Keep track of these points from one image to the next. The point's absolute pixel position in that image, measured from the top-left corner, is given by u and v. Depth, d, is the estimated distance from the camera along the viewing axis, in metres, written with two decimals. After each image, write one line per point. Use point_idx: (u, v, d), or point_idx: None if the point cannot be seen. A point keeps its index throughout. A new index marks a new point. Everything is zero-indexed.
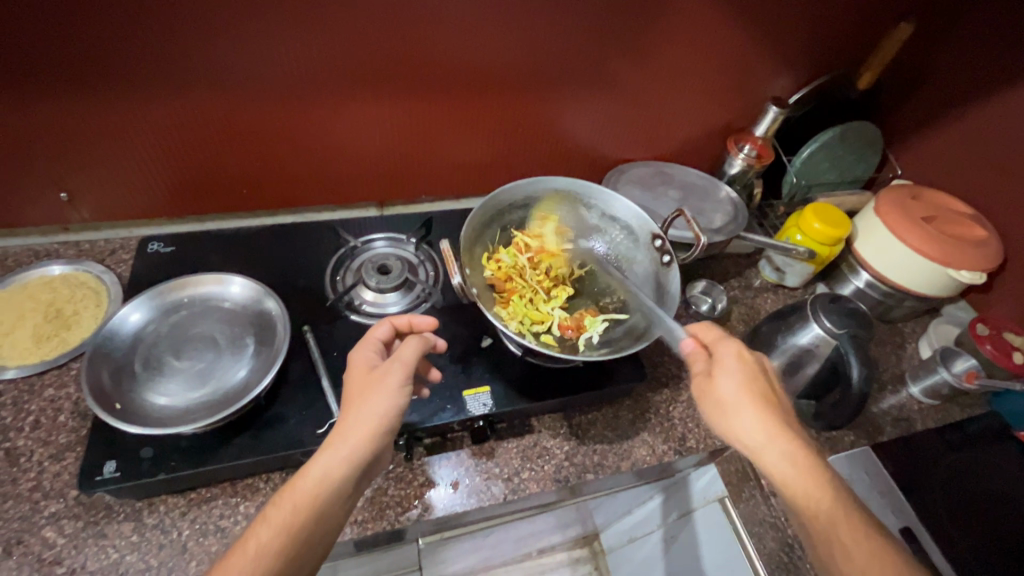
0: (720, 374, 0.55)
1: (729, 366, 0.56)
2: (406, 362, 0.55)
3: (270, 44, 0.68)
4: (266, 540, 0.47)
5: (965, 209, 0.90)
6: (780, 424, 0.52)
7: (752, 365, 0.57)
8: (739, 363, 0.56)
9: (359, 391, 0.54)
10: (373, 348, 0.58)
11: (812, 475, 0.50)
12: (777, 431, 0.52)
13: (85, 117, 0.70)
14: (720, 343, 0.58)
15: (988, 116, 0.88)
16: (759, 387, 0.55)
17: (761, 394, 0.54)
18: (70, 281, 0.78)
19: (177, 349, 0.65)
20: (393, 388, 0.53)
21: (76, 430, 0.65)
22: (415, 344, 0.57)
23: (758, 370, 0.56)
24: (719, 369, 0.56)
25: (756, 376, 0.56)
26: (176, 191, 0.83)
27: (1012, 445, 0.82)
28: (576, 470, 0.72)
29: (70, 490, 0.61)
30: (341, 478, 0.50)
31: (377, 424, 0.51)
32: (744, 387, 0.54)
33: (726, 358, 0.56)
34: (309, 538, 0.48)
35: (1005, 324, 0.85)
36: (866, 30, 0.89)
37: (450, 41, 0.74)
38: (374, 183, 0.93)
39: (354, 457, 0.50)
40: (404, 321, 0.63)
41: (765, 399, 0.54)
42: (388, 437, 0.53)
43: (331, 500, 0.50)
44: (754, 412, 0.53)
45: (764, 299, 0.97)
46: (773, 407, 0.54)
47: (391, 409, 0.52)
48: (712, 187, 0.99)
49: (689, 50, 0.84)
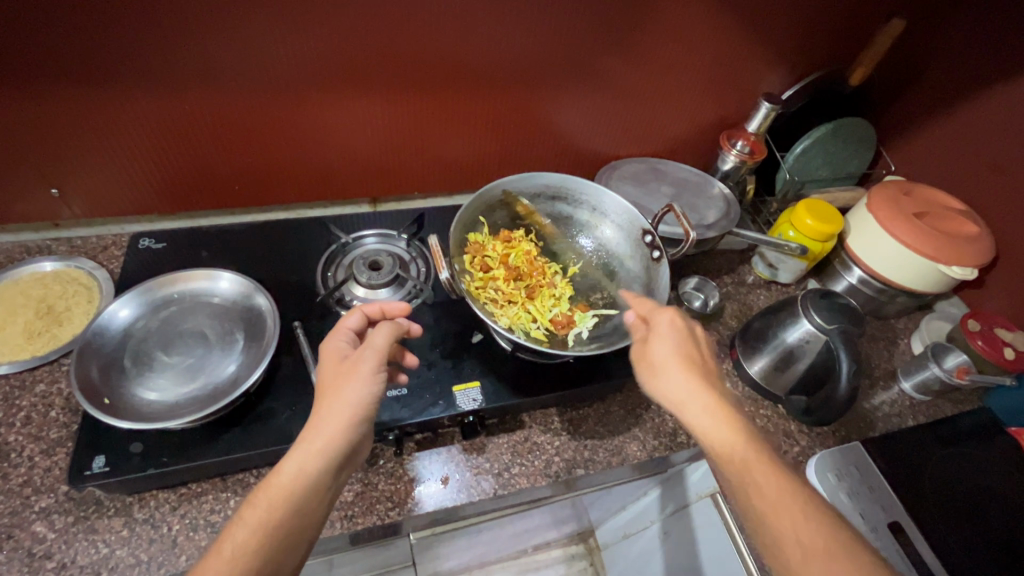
0: (655, 339, 0.58)
1: (663, 331, 0.58)
2: (377, 348, 0.55)
3: (261, 40, 0.68)
4: (243, 539, 0.47)
5: (957, 205, 0.90)
6: (704, 383, 0.54)
7: (686, 331, 0.59)
8: (674, 328, 0.59)
9: (332, 382, 0.55)
10: (345, 338, 0.59)
11: (733, 426, 0.51)
12: (701, 391, 0.53)
13: (75, 112, 0.70)
14: (658, 310, 0.61)
15: (980, 113, 0.88)
16: (692, 351, 0.57)
17: (691, 357, 0.57)
18: (62, 278, 0.79)
19: (167, 345, 0.65)
20: (365, 374, 0.54)
21: (67, 426, 0.65)
22: (387, 331, 0.57)
23: (689, 336, 0.58)
24: (654, 335, 0.59)
25: (689, 341, 0.58)
26: (168, 187, 0.83)
27: (1003, 440, 0.82)
28: (567, 464, 0.72)
29: (60, 485, 0.61)
30: (318, 470, 0.50)
31: (352, 413, 0.52)
32: (675, 350, 0.57)
33: (661, 323, 0.59)
34: (288, 534, 0.48)
35: (997, 320, 0.86)
36: (858, 26, 0.89)
37: (440, 38, 0.74)
38: (366, 179, 0.93)
39: (330, 446, 0.51)
40: (376, 309, 0.63)
41: (695, 362, 0.56)
42: (365, 426, 0.53)
43: (309, 493, 0.50)
44: (679, 371, 0.55)
45: (756, 295, 0.97)
46: (701, 371, 0.56)
47: (366, 396, 0.53)
48: (705, 183, 0.99)
49: (680, 45, 0.84)
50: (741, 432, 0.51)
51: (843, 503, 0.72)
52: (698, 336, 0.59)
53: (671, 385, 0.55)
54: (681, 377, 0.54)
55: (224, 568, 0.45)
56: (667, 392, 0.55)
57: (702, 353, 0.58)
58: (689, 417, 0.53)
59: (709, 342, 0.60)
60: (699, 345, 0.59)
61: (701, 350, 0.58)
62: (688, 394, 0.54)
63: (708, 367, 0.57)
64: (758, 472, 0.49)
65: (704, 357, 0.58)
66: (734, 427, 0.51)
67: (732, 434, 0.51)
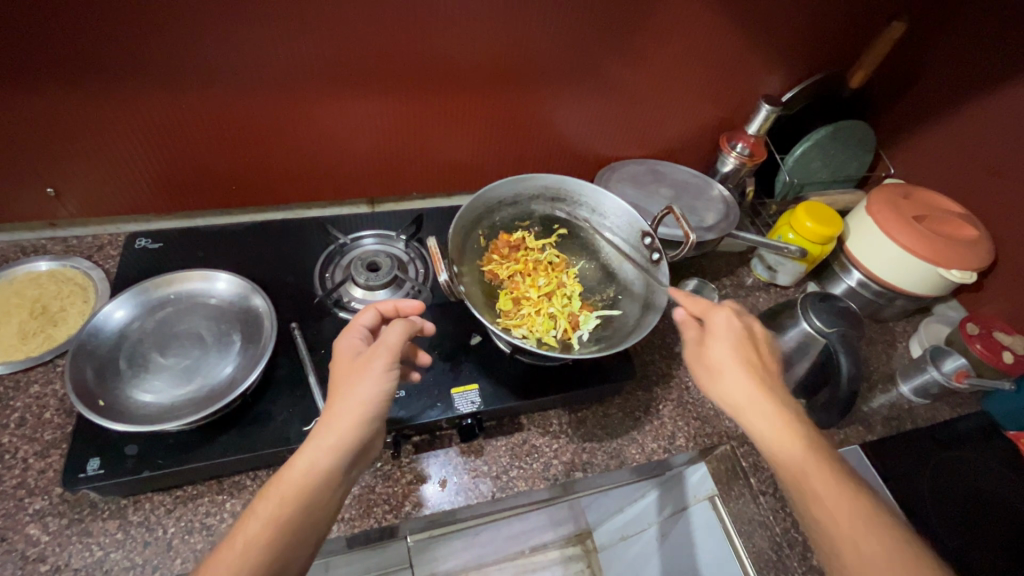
0: (711, 339, 0.59)
1: (721, 333, 0.59)
2: (390, 347, 0.55)
3: (258, 39, 0.68)
4: (255, 533, 0.47)
5: (957, 209, 0.90)
6: (762, 387, 0.55)
7: (743, 332, 0.59)
8: (731, 328, 0.59)
9: (345, 378, 0.54)
10: (359, 334, 0.59)
11: (789, 428, 0.52)
12: (761, 395, 0.54)
13: (71, 110, 0.69)
14: (714, 308, 0.61)
15: (980, 116, 0.88)
16: (749, 353, 0.57)
17: (751, 359, 0.57)
18: (57, 277, 0.78)
19: (163, 346, 0.65)
20: (378, 372, 0.53)
21: (61, 428, 0.65)
22: (400, 328, 0.57)
23: (747, 337, 0.59)
24: (710, 336, 0.59)
25: (746, 346, 0.58)
26: (164, 186, 0.83)
27: (1001, 444, 0.82)
28: (565, 467, 0.72)
29: (54, 487, 0.61)
30: (329, 467, 0.50)
31: (364, 410, 0.52)
32: (733, 352, 0.57)
33: (719, 325, 0.59)
34: (300, 528, 0.48)
35: (996, 323, 0.86)
36: (858, 29, 0.89)
37: (439, 38, 0.74)
38: (364, 180, 0.92)
39: (342, 443, 0.51)
40: (390, 306, 0.62)
41: (752, 364, 0.57)
42: (377, 423, 0.53)
43: (320, 489, 0.50)
44: (740, 374, 0.56)
45: (756, 297, 0.97)
46: (762, 373, 0.57)
47: (379, 394, 0.53)
48: (704, 185, 0.98)
49: (680, 47, 0.84)
50: (799, 434, 0.52)
51: None
52: (757, 336, 0.60)
53: (728, 380, 0.56)
54: (739, 381, 0.55)
55: (236, 561, 0.46)
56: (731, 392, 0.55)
57: (758, 356, 0.58)
58: (753, 419, 0.54)
59: (768, 338, 0.60)
60: (757, 344, 0.59)
61: (754, 349, 0.58)
62: (745, 396, 0.54)
63: (768, 370, 0.57)
64: (815, 473, 0.50)
65: (764, 357, 0.59)
66: (791, 432, 0.52)
67: (791, 438, 0.52)
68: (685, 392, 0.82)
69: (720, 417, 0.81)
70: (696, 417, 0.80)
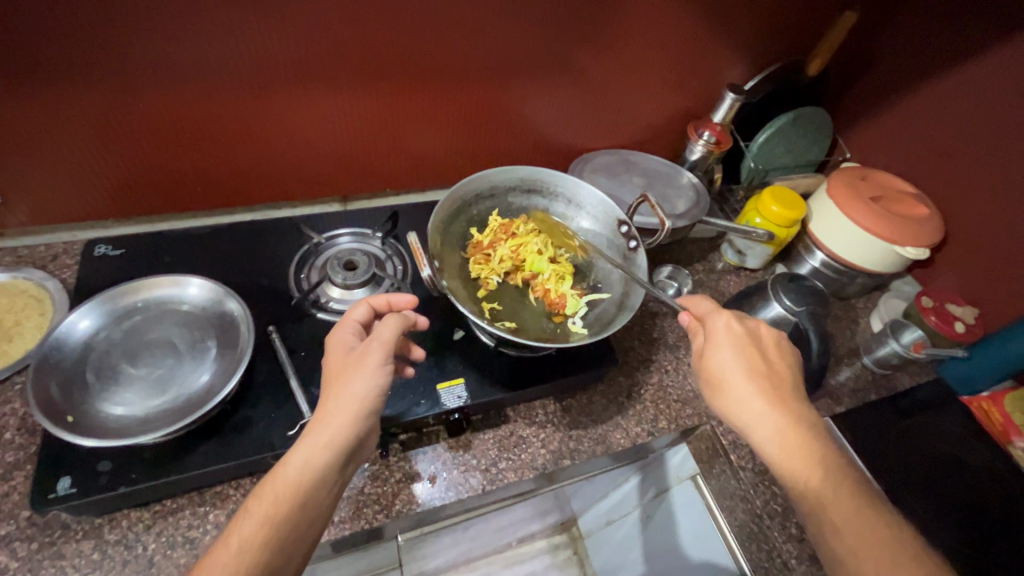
0: (714, 348, 0.59)
1: (723, 341, 0.59)
2: (384, 341, 0.55)
3: (219, 32, 0.65)
4: (250, 532, 0.47)
5: (909, 189, 0.95)
6: (769, 390, 0.56)
7: (743, 336, 0.60)
8: (733, 334, 0.60)
9: (338, 375, 0.55)
10: (352, 330, 0.59)
11: (803, 444, 0.53)
12: (767, 405, 0.55)
13: (17, 111, 0.65)
14: (726, 320, 0.61)
15: (927, 100, 0.93)
16: (758, 360, 0.58)
17: (756, 364, 0.58)
18: (9, 290, 0.73)
19: (133, 356, 0.62)
20: (372, 368, 0.54)
21: (24, 447, 0.61)
22: (395, 323, 0.57)
23: (751, 341, 0.60)
24: (710, 344, 0.60)
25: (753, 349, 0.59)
26: (124, 188, 0.79)
27: (956, 409, 0.87)
28: (553, 456, 0.73)
29: (21, 511, 0.57)
30: (323, 465, 0.50)
31: (359, 406, 0.52)
32: (739, 360, 0.58)
33: (718, 333, 0.60)
34: (296, 527, 0.48)
35: (947, 295, 0.91)
36: (814, 19, 0.93)
37: (408, 31, 0.73)
38: (335, 177, 0.90)
39: (336, 440, 0.51)
40: (382, 301, 0.62)
41: (763, 370, 0.58)
42: (371, 420, 0.53)
43: (316, 486, 0.50)
44: (746, 380, 0.57)
45: (727, 281, 1.00)
46: (768, 380, 0.57)
47: (374, 389, 0.53)
48: (674, 173, 1.01)
49: (647, 38, 0.86)
50: (803, 437, 0.54)
51: None
52: (764, 344, 0.60)
53: (734, 393, 0.57)
54: (746, 388, 0.56)
55: (230, 563, 0.45)
56: (737, 405, 0.56)
57: (755, 361, 0.58)
58: (757, 427, 0.55)
59: (776, 340, 0.61)
60: (762, 347, 0.60)
61: (775, 360, 0.60)
62: (756, 406, 0.55)
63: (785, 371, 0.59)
64: (827, 492, 0.51)
65: (768, 359, 0.59)
66: (798, 450, 0.53)
67: (798, 444, 0.53)
68: (665, 375, 0.84)
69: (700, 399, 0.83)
70: (677, 399, 0.82)
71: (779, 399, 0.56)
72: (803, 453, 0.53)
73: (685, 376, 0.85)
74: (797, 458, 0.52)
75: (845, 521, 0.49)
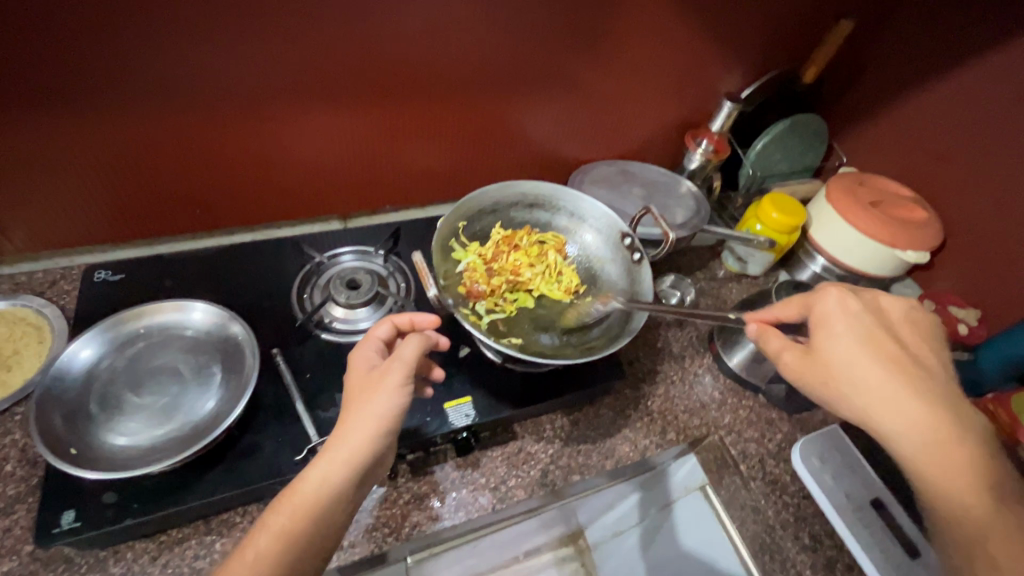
0: (828, 334, 0.54)
1: (833, 324, 0.54)
2: (405, 361, 0.54)
3: (219, 53, 0.65)
4: (263, 548, 0.47)
5: (907, 193, 0.96)
6: (902, 376, 0.51)
7: (860, 315, 0.54)
8: (848, 317, 0.54)
9: (358, 392, 0.54)
10: (375, 347, 0.59)
11: (947, 437, 0.48)
12: (917, 396, 0.50)
13: (13, 136, 0.64)
14: (843, 297, 0.55)
15: (921, 104, 0.94)
16: (892, 343, 0.53)
17: (886, 348, 0.52)
18: (7, 318, 0.72)
19: (137, 384, 0.61)
20: (392, 387, 0.53)
21: (26, 480, 0.60)
22: (416, 342, 0.56)
23: (875, 323, 0.54)
24: (821, 330, 0.54)
25: (883, 331, 0.53)
26: (123, 211, 0.78)
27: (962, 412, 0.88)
28: (562, 471, 0.72)
29: (24, 546, 0.56)
30: (339, 484, 0.50)
31: (377, 426, 0.51)
32: (865, 348, 0.52)
33: (834, 316, 0.54)
34: (308, 546, 0.48)
35: (947, 299, 0.94)
36: (808, 26, 0.94)
37: (408, 47, 0.73)
38: (336, 194, 0.90)
39: (353, 460, 0.50)
40: (405, 319, 0.61)
41: (889, 353, 0.52)
42: (390, 439, 0.53)
43: (330, 506, 0.49)
44: (876, 363, 0.51)
45: (729, 289, 1.00)
46: (896, 364, 0.52)
47: (392, 409, 0.52)
48: (674, 183, 1.01)
49: (644, 48, 0.86)
50: (951, 426, 0.49)
51: (826, 484, 0.74)
52: (894, 323, 0.55)
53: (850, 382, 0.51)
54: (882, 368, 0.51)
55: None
56: (858, 399, 0.51)
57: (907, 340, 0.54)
58: (890, 420, 0.49)
59: (907, 317, 0.57)
60: (886, 325, 0.54)
61: (910, 335, 0.55)
62: (880, 384, 0.50)
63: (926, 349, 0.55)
64: (975, 488, 0.47)
65: (901, 344, 0.53)
66: (949, 442, 0.48)
67: (948, 438, 0.48)
68: (672, 386, 0.84)
69: (707, 409, 0.82)
70: (684, 410, 0.82)
71: (924, 391, 0.51)
72: (957, 445, 0.48)
73: (692, 386, 0.84)
74: (942, 453, 0.48)
75: (1001, 524, 0.46)
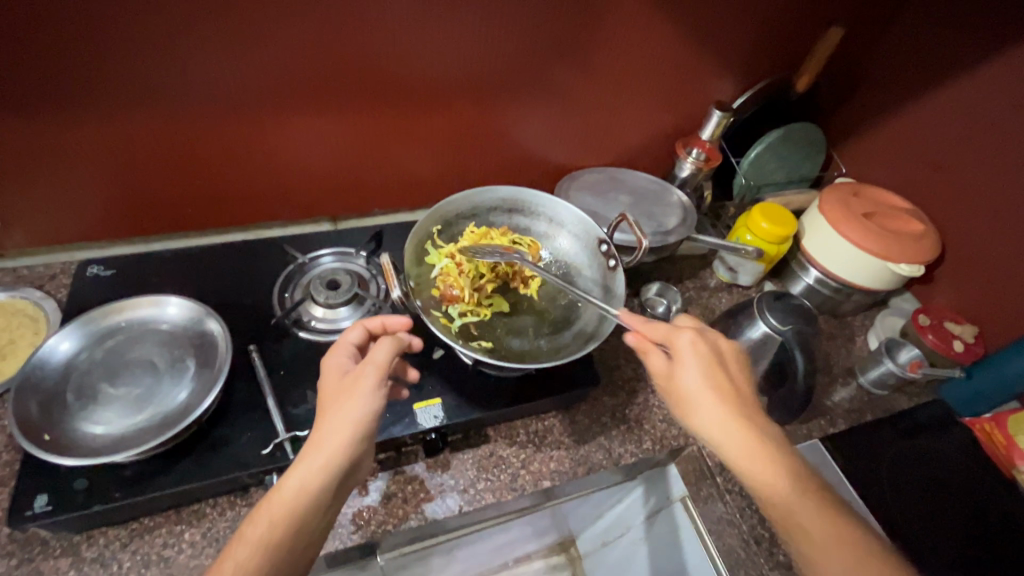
0: (679, 367, 0.58)
1: (686, 359, 0.58)
2: (379, 364, 0.55)
3: (206, 61, 0.68)
4: (243, 558, 0.47)
5: (904, 205, 0.93)
6: (734, 411, 0.55)
7: (708, 353, 0.58)
8: (698, 352, 0.58)
9: (333, 398, 0.55)
10: (347, 353, 0.59)
11: (770, 463, 0.53)
12: (745, 426, 0.54)
13: (13, 138, 0.68)
14: (681, 334, 0.59)
15: (920, 114, 0.92)
16: (722, 376, 0.57)
17: (721, 382, 0.57)
18: (7, 309, 0.76)
19: (113, 375, 0.63)
20: (367, 391, 0.54)
21: (10, 464, 0.63)
22: (388, 345, 0.57)
23: (716, 360, 0.58)
24: (676, 362, 0.58)
25: (717, 363, 0.58)
26: (118, 210, 0.81)
27: (956, 431, 0.85)
28: (533, 477, 0.72)
29: (2, 527, 0.58)
30: (317, 490, 0.51)
31: (353, 431, 0.52)
32: (703, 381, 0.56)
33: (683, 350, 0.58)
34: (289, 553, 0.49)
35: (946, 314, 0.89)
36: (802, 35, 0.92)
37: (390, 55, 0.75)
38: (325, 197, 0.92)
39: (330, 465, 0.51)
40: (377, 323, 0.63)
41: (724, 387, 0.56)
42: (366, 443, 0.54)
43: (309, 511, 0.50)
44: (713, 399, 0.56)
45: (718, 299, 0.99)
46: (732, 397, 0.56)
47: (368, 413, 0.53)
48: (663, 191, 1.00)
49: (631, 56, 0.86)
50: (769, 451, 0.53)
51: None
52: (725, 356, 0.59)
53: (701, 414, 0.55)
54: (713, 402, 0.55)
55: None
56: (705, 426, 0.55)
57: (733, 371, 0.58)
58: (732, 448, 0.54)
59: (735, 352, 0.60)
60: (724, 363, 0.59)
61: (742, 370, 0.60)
62: (718, 416, 0.55)
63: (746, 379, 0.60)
64: (800, 508, 0.51)
65: (733, 377, 0.58)
66: (772, 469, 0.52)
67: (764, 460, 0.53)
68: (651, 395, 0.83)
69: None
70: (663, 419, 0.81)
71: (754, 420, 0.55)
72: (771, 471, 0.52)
73: None
74: (766, 478, 0.52)
75: (818, 532, 0.50)
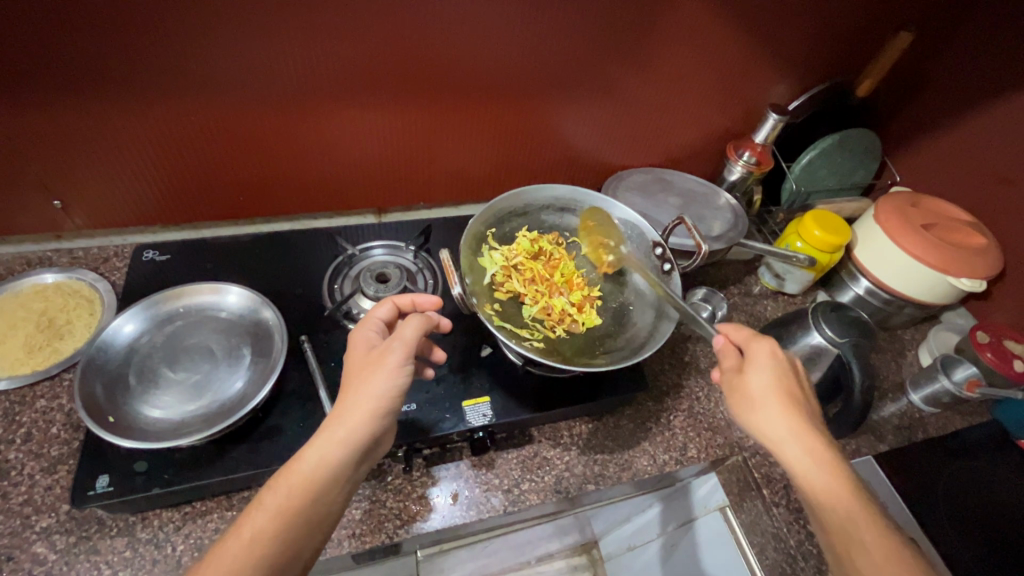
0: (751, 368, 0.57)
1: (761, 363, 0.57)
2: (406, 341, 0.55)
3: (266, 50, 0.68)
4: (262, 525, 0.47)
5: (965, 217, 0.90)
6: (801, 417, 0.54)
7: (785, 364, 0.58)
8: (774, 360, 0.57)
9: (358, 372, 0.55)
10: (375, 328, 0.59)
11: (833, 473, 0.51)
12: (809, 433, 0.53)
13: (76, 121, 0.69)
14: (754, 339, 0.59)
15: (986, 124, 0.88)
16: (790, 388, 0.56)
17: (790, 391, 0.56)
18: (63, 290, 0.77)
19: (172, 360, 0.64)
20: (392, 367, 0.54)
21: (68, 443, 0.64)
22: (417, 323, 0.57)
23: (788, 371, 0.57)
24: (750, 363, 0.58)
25: (785, 372, 0.57)
26: (172, 196, 0.82)
27: (1012, 454, 0.82)
28: (576, 480, 0.71)
29: (62, 504, 0.60)
30: (338, 463, 0.51)
31: (375, 404, 0.52)
32: (773, 383, 0.56)
33: (759, 355, 0.57)
34: (306, 522, 0.49)
35: (1005, 331, 0.85)
36: (865, 37, 0.89)
37: (447, 49, 0.74)
38: (373, 190, 0.92)
39: (351, 438, 0.52)
40: (406, 301, 0.63)
41: (794, 397, 0.55)
42: (388, 419, 0.54)
43: (328, 483, 0.50)
44: (778, 405, 0.54)
45: (763, 306, 0.97)
46: (801, 405, 0.55)
47: (391, 388, 0.53)
48: (711, 194, 0.99)
49: (688, 56, 0.84)
50: (831, 458, 0.52)
51: None
52: (797, 372, 0.58)
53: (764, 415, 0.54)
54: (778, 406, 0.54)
55: (240, 553, 0.46)
56: (768, 427, 0.54)
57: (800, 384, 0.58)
58: (793, 452, 0.53)
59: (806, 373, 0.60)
60: (798, 378, 0.58)
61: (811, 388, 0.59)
62: (784, 423, 0.53)
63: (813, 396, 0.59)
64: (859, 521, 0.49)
65: (802, 389, 0.57)
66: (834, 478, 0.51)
67: (827, 468, 0.51)
68: (696, 403, 0.82)
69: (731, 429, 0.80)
70: (707, 427, 0.79)
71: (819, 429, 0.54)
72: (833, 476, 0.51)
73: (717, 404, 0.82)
74: (824, 491, 0.51)
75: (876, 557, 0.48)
